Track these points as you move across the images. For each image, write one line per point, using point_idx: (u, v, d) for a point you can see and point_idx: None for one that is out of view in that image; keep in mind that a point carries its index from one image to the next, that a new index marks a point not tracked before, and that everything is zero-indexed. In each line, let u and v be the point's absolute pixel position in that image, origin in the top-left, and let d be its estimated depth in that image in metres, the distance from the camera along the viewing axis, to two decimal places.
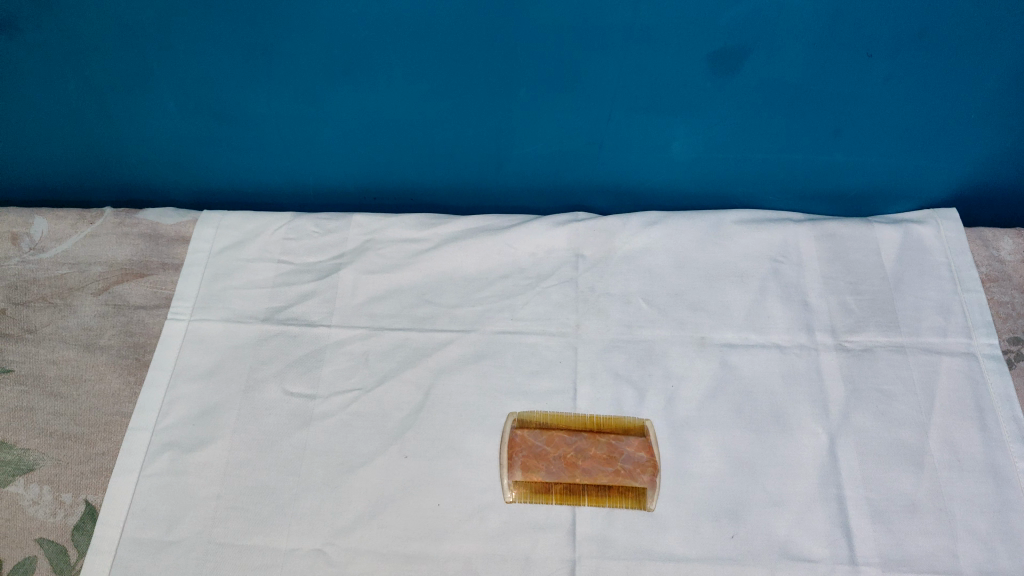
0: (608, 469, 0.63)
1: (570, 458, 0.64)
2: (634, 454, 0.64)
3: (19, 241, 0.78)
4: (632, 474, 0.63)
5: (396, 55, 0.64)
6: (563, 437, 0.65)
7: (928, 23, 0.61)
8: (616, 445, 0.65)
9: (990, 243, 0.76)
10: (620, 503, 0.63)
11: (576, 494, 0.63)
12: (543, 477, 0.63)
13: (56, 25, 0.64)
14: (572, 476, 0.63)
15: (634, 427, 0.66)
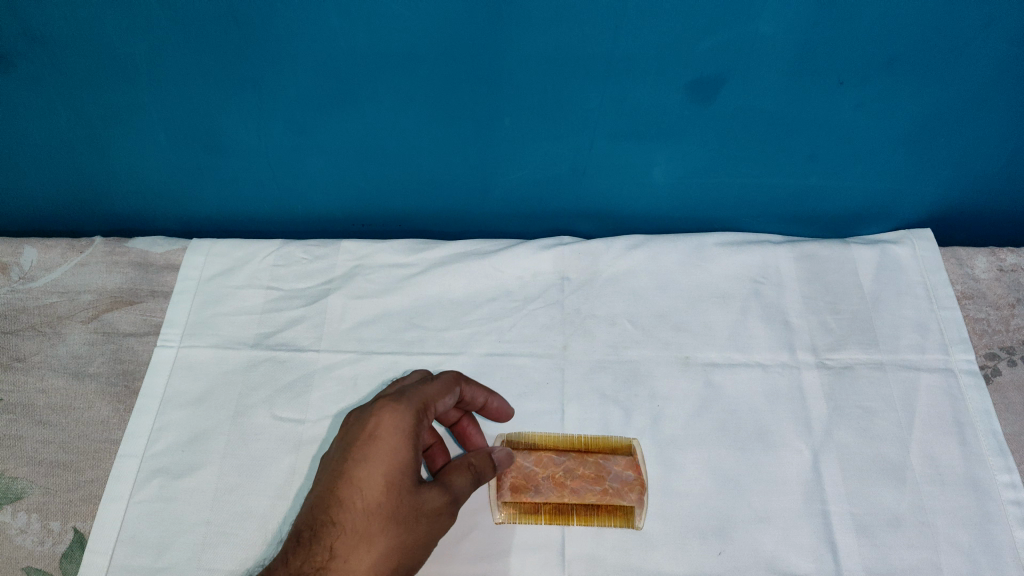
0: (595, 488, 0.65)
1: (559, 478, 0.66)
2: (621, 473, 0.65)
3: (8, 270, 0.78)
4: (619, 493, 0.64)
5: (384, 86, 0.66)
6: (551, 456, 0.67)
7: (894, 53, 0.63)
8: (603, 463, 0.66)
9: (964, 262, 0.78)
10: (609, 522, 0.63)
11: (565, 514, 0.64)
12: (533, 497, 0.65)
13: (50, 58, 0.65)
14: (560, 495, 0.65)
15: (621, 447, 0.67)
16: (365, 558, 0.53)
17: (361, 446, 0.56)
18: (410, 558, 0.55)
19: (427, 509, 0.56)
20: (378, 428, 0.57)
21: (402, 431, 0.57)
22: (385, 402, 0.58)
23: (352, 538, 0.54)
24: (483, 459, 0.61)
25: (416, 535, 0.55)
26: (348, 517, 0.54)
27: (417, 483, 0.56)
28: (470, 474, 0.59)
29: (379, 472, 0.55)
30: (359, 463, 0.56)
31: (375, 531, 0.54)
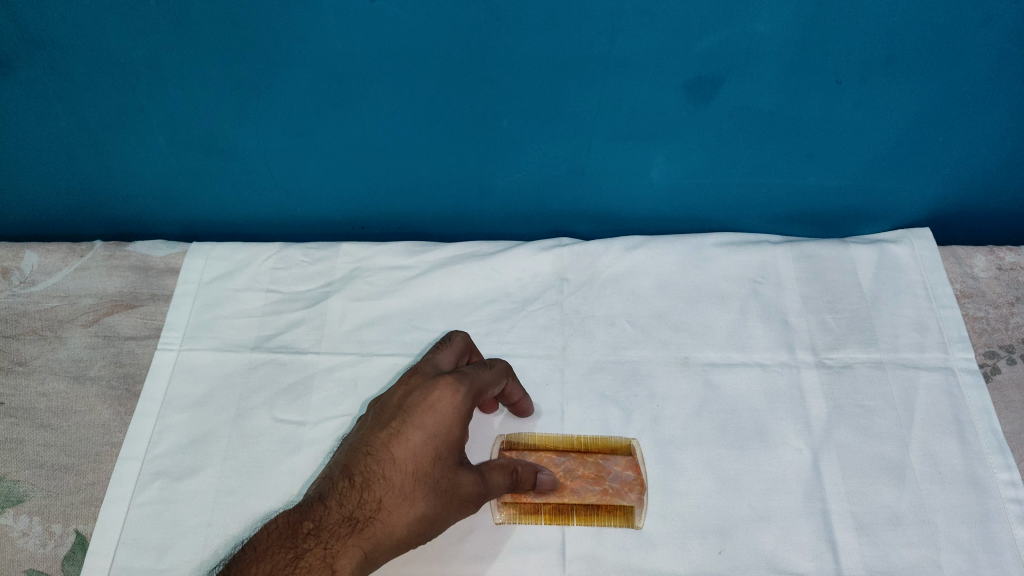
0: (595, 488, 0.65)
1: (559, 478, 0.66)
2: (621, 472, 0.66)
3: (9, 274, 0.78)
4: (619, 493, 0.65)
5: (383, 87, 0.67)
6: (551, 456, 0.67)
7: (892, 51, 0.64)
8: (603, 463, 0.67)
9: (963, 261, 0.79)
10: (610, 522, 0.63)
11: (565, 514, 0.64)
12: (534, 498, 0.64)
13: (50, 62, 0.66)
14: (560, 496, 0.65)
15: (620, 447, 0.67)
16: (407, 517, 0.56)
17: (418, 413, 0.58)
18: (443, 526, 0.58)
19: (467, 490, 0.58)
20: (436, 402, 0.58)
21: (457, 411, 0.58)
22: (446, 378, 0.59)
23: (397, 495, 0.56)
24: (528, 480, 0.62)
25: (454, 510, 0.57)
26: (396, 475, 0.56)
27: (461, 462, 0.58)
28: (510, 477, 0.60)
29: (431, 443, 0.57)
30: (413, 428, 0.58)
31: (420, 497, 0.56)
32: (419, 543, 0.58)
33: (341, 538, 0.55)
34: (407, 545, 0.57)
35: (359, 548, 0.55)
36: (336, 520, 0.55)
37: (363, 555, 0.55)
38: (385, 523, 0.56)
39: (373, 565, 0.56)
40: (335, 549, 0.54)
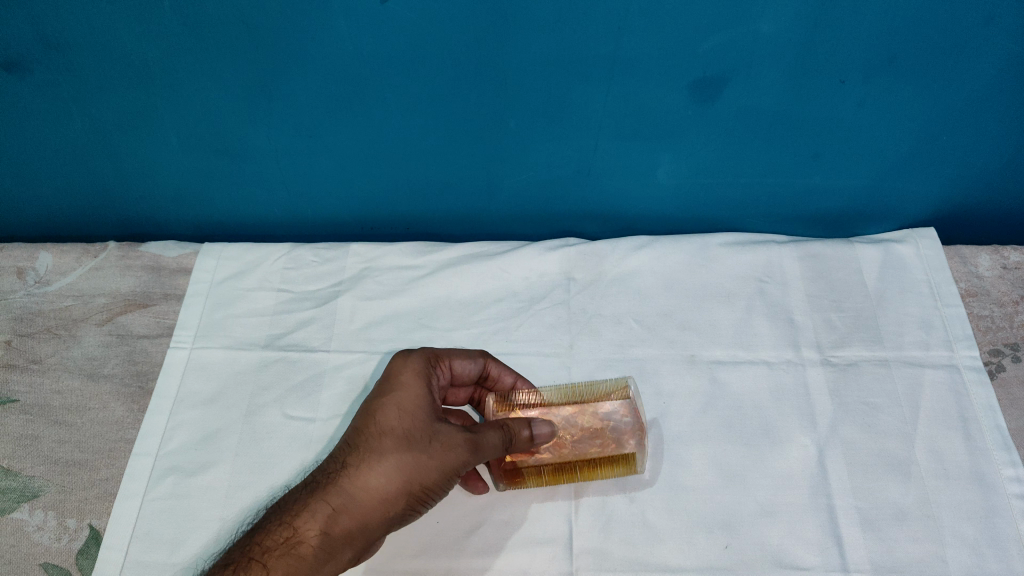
0: (596, 441, 0.60)
1: (559, 436, 0.61)
2: (621, 419, 0.61)
3: (25, 274, 0.80)
4: (621, 443, 0.60)
5: (391, 88, 0.68)
6: (548, 414, 0.61)
7: (896, 51, 0.64)
8: (603, 413, 0.61)
9: (968, 260, 0.79)
10: (612, 474, 0.64)
11: (568, 470, 0.63)
12: (536, 460, 0.61)
13: (65, 65, 0.67)
14: (561, 455, 0.61)
15: (617, 391, 0.63)
16: (375, 468, 0.56)
17: (380, 385, 0.61)
18: (423, 479, 0.56)
19: (440, 437, 0.57)
20: (393, 370, 0.61)
21: (416, 373, 0.61)
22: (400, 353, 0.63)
23: (363, 453, 0.57)
24: (522, 440, 0.59)
25: (428, 459, 0.56)
26: (361, 437, 0.57)
27: (431, 416, 0.58)
28: (502, 434, 0.58)
29: (393, 402, 0.59)
30: (376, 396, 0.60)
31: (385, 450, 0.56)
32: (400, 501, 0.56)
33: (306, 498, 0.56)
34: (384, 504, 0.56)
35: (325, 505, 0.55)
36: (304, 485, 0.57)
37: (330, 512, 0.55)
38: (351, 479, 0.56)
39: (347, 525, 0.55)
40: (301, 506, 0.55)
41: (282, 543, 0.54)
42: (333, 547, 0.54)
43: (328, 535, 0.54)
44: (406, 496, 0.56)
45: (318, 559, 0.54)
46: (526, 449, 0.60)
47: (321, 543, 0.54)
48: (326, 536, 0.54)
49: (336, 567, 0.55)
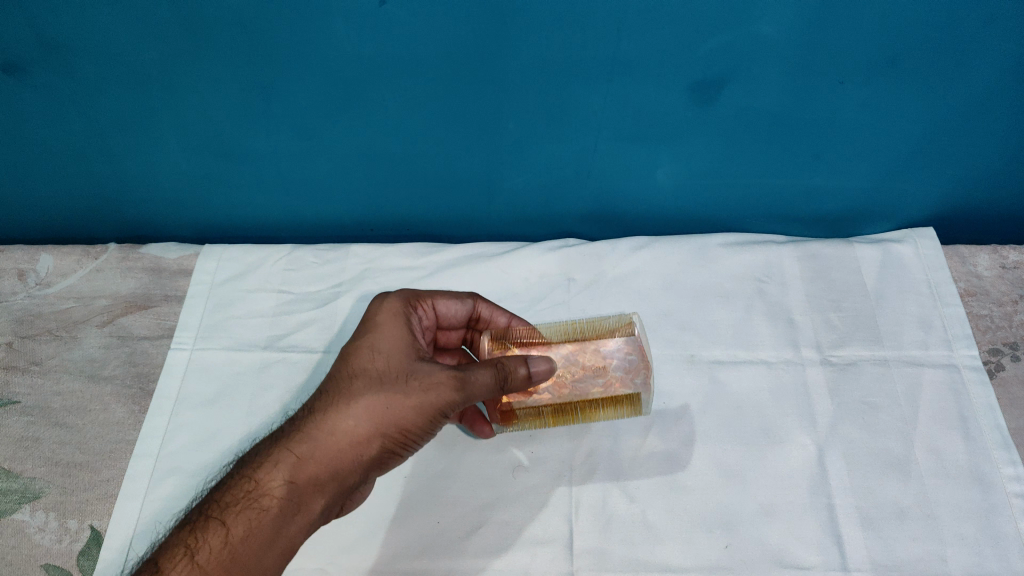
0: (599, 380, 0.57)
1: (558, 376, 0.58)
2: (625, 358, 0.57)
3: (26, 277, 0.80)
4: (625, 382, 0.57)
5: (391, 90, 0.68)
6: (546, 353, 0.58)
7: (895, 51, 0.64)
8: (605, 350, 0.58)
9: (966, 259, 0.79)
10: (616, 413, 0.62)
11: (569, 411, 0.61)
12: (535, 401, 0.59)
13: (67, 67, 0.67)
14: (561, 396, 0.58)
15: (621, 328, 0.60)
16: (344, 413, 0.56)
17: (356, 332, 0.61)
18: (396, 419, 0.56)
19: (412, 376, 0.57)
20: (369, 317, 0.62)
21: (391, 317, 0.61)
22: (377, 299, 0.63)
23: (331, 400, 0.57)
24: (519, 379, 0.54)
25: (400, 398, 0.56)
26: (331, 384, 0.58)
27: (403, 359, 0.58)
28: (495, 372, 0.54)
29: (366, 347, 0.59)
30: (351, 343, 0.60)
31: (353, 394, 0.56)
32: (373, 445, 0.56)
33: (273, 448, 0.56)
34: (355, 448, 0.56)
35: (289, 454, 0.55)
36: (272, 437, 0.57)
37: (295, 461, 0.55)
38: (318, 427, 0.56)
39: (314, 473, 0.55)
40: (265, 457, 0.55)
41: (243, 496, 0.54)
42: (299, 496, 0.54)
43: (295, 484, 0.54)
44: (379, 439, 0.56)
45: (284, 509, 0.54)
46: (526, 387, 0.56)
47: (286, 493, 0.54)
48: (292, 485, 0.54)
49: (308, 517, 0.55)
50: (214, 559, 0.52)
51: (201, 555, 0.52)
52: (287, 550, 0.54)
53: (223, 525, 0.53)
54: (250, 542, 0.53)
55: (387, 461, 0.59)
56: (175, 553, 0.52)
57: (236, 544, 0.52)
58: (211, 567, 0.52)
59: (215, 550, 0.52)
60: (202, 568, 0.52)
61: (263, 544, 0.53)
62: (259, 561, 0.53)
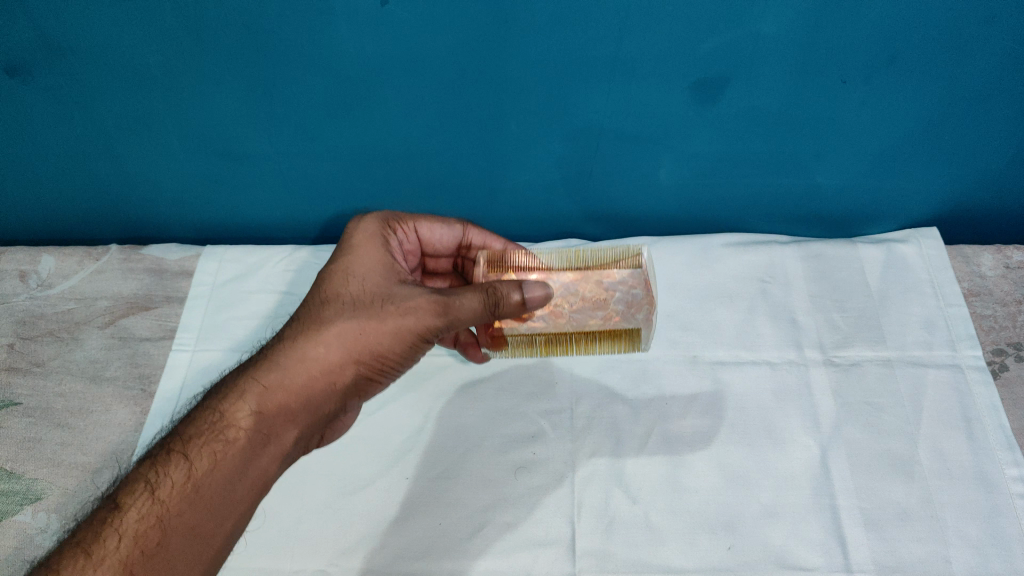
0: (598, 314, 0.56)
1: (557, 305, 0.56)
2: (627, 292, 0.56)
3: (27, 278, 0.80)
4: (625, 316, 0.56)
5: (392, 90, 0.68)
6: (546, 278, 0.57)
7: (897, 50, 0.64)
8: (607, 283, 0.56)
9: (970, 259, 0.79)
10: (613, 349, 0.62)
11: (564, 342, 0.60)
12: (528, 328, 0.58)
13: (67, 69, 0.67)
14: (557, 326, 0.57)
15: (628, 260, 0.57)
16: (316, 339, 0.55)
17: (331, 258, 0.60)
18: (371, 346, 0.55)
19: (386, 302, 0.56)
20: (346, 242, 0.61)
21: (369, 242, 0.60)
22: (355, 224, 0.62)
23: (303, 327, 0.55)
24: (511, 306, 0.54)
25: (375, 324, 0.55)
26: (305, 310, 0.57)
27: (377, 287, 0.57)
28: (485, 297, 0.54)
29: (342, 271, 0.58)
30: (326, 268, 0.59)
31: (323, 322, 0.55)
32: (346, 372, 0.55)
33: (239, 380, 0.54)
34: (327, 376, 0.55)
35: (256, 383, 0.54)
36: (238, 369, 0.55)
37: (263, 390, 0.53)
38: (287, 356, 0.54)
39: (282, 402, 0.53)
40: (232, 388, 0.54)
41: (208, 428, 0.52)
42: (268, 426, 0.53)
43: (263, 415, 0.53)
44: (352, 367, 0.55)
45: (253, 440, 0.52)
46: (518, 314, 0.55)
47: (254, 423, 0.52)
48: (258, 415, 0.53)
49: (280, 449, 0.53)
50: (176, 493, 0.49)
51: (163, 490, 0.49)
52: (256, 483, 0.52)
53: (186, 459, 0.51)
54: (215, 476, 0.50)
55: (362, 390, 0.58)
56: (135, 488, 0.50)
57: (201, 478, 0.50)
58: (174, 503, 0.49)
59: (178, 485, 0.50)
60: (164, 504, 0.49)
61: (229, 476, 0.51)
62: (228, 496, 0.51)
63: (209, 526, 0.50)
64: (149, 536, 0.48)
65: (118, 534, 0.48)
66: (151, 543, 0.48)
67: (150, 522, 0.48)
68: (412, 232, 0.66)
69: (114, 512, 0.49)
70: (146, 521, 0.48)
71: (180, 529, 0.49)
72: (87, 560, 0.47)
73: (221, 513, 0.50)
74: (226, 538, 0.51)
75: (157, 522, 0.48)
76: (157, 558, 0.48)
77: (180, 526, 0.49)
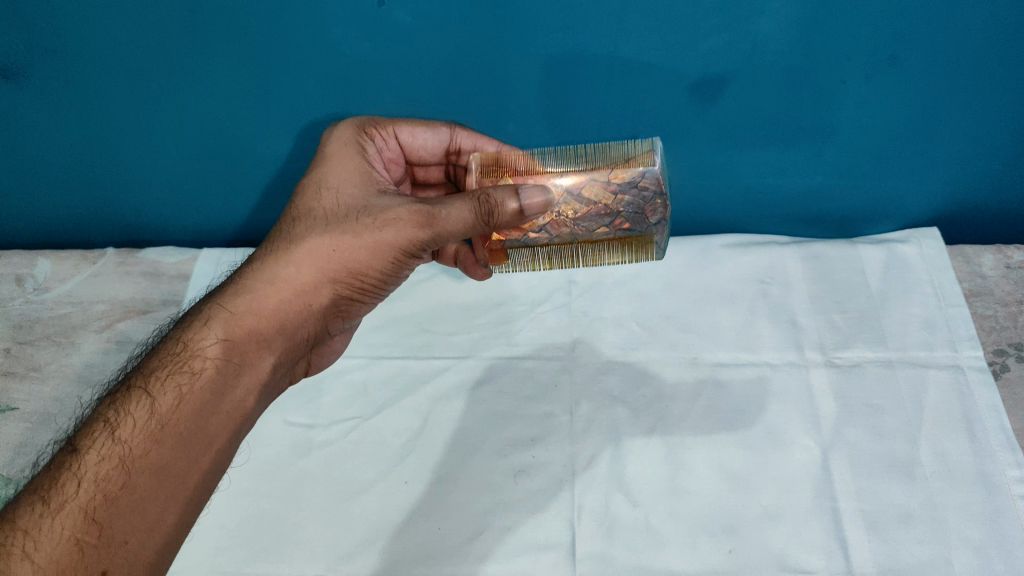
0: (606, 221, 0.55)
1: (561, 212, 0.55)
2: (637, 194, 0.55)
3: (24, 282, 0.80)
4: (634, 223, 0.55)
5: (389, 92, 0.67)
6: (548, 184, 0.55)
7: (897, 49, 0.63)
8: (615, 185, 0.55)
9: (970, 259, 0.79)
10: (621, 261, 0.60)
11: (570, 254, 0.59)
12: (530, 240, 0.57)
13: (62, 71, 0.67)
14: (563, 237, 0.57)
15: (636, 159, 0.55)
16: (287, 262, 0.54)
17: (306, 176, 0.59)
18: (346, 262, 0.54)
19: (360, 215, 0.54)
20: (321, 159, 0.59)
21: (344, 157, 0.59)
22: (331, 139, 0.60)
23: (274, 252, 0.55)
24: (508, 215, 0.52)
25: (349, 238, 0.54)
26: (277, 233, 0.56)
27: (350, 200, 0.56)
28: (478, 204, 0.51)
29: (317, 187, 0.57)
30: (300, 187, 0.58)
31: (293, 242, 0.54)
32: (321, 294, 0.55)
33: (205, 312, 0.54)
34: (301, 297, 0.54)
35: (224, 311, 0.53)
36: (204, 302, 0.55)
37: (231, 318, 0.53)
38: (256, 284, 0.54)
39: (252, 326, 0.53)
40: (200, 318, 0.53)
41: (175, 360, 0.51)
42: (238, 353, 0.52)
43: (231, 342, 0.52)
44: (327, 286, 0.55)
45: (224, 368, 0.52)
46: (516, 223, 0.53)
47: (222, 351, 0.52)
48: (227, 343, 0.52)
49: (257, 375, 0.53)
50: (141, 432, 0.48)
51: (124, 431, 0.49)
52: (232, 416, 0.51)
53: (148, 395, 0.50)
54: (181, 409, 0.49)
55: (342, 309, 0.58)
56: (94, 430, 0.49)
57: (164, 413, 0.49)
58: (137, 442, 0.48)
59: (141, 422, 0.49)
60: (126, 444, 0.48)
61: (199, 409, 0.50)
62: (199, 430, 0.50)
63: (182, 462, 0.49)
64: (112, 478, 0.47)
65: (76, 480, 0.47)
66: (114, 486, 0.47)
67: (112, 464, 0.47)
68: (392, 138, 0.64)
69: (73, 456, 0.48)
70: (108, 464, 0.47)
71: (146, 468, 0.47)
72: (46, 507, 0.46)
73: (194, 450, 0.49)
74: (204, 474, 0.50)
75: (121, 464, 0.47)
76: (121, 501, 0.46)
77: (146, 464, 0.48)
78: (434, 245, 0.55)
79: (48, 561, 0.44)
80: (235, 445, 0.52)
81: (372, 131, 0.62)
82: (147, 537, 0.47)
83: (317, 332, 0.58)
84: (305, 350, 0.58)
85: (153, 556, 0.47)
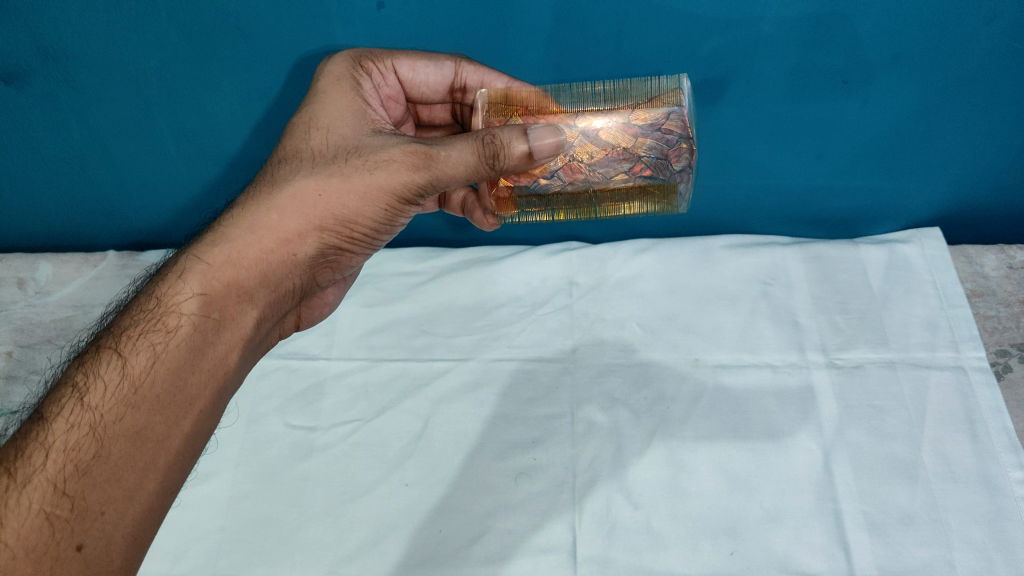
0: (626, 167, 0.52)
1: (576, 156, 0.52)
2: (660, 136, 0.51)
3: (26, 285, 0.81)
4: (657, 168, 0.52)
5: None
6: (562, 123, 0.52)
7: (899, 49, 0.63)
8: (637, 126, 0.52)
9: (974, 259, 0.79)
10: (642, 212, 0.57)
11: (585, 206, 0.56)
12: (540, 187, 0.54)
13: (63, 74, 0.67)
14: (578, 185, 0.54)
15: (659, 100, 0.52)
16: (272, 209, 0.53)
17: (297, 117, 0.57)
18: (333, 208, 0.53)
19: (349, 156, 0.53)
20: (315, 98, 0.58)
21: (340, 97, 0.57)
22: (326, 78, 0.59)
23: (256, 200, 0.53)
24: (516, 157, 0.50)
25: (336, 181, 0.53)
26: (263, 179, 0.55)
27: (341, 140, 0.55)
28: (478, 148, 0.50)
29: (311, 129, 0.56)
30: (291, 129, 0.57)
31: (276, 188, 0.53)
32: (306, 242, 0.54)
33: (180, 265, 0.52)
34: (286, 247, 0.53)
35: (201, 263, 0.52)
36: (179, 257, 0.54)
37: (208, 271, 0.52)
38: (236, 235, 0.53)
39: (231, 279, 0.52)
40: (176, 272, 0.52)
41: (149, 318, 0.50)
42: (217, 308, 0.51)
43: (209, 297, 0.51)
44: (313, 235, 0.54)
45: (202, 322, 0.50)
46: (526, 168, 0.51)
47: (199, 307, 0.51)
48: (205, 297, 0.51)
49: (237, 330, 0.52)
50: (113, 397, 0.47)
51: (94, 396, 0.47)
52: (212, 374, 0.50)
53: (120, 357, 0.48)
54: (156, 369, 0.48)
55: (329, 258, 0.57)
56: (63, 397, 0.47)
57: (138, 375, 0.48)
58: (110, 407, 0.47)
59: (112, 386, 0.47)
60: (97, 410, 0.46)
61: (176, 368, 0.49)
62: (177, 391, 0.48)
63: (159, 426, 0.47)
64: (83, 448, 0.45)
65: (45, 450, 0.45)
66: (86, 455, 0.45)
67: (83, 431, 0.46)
68: (391, 72, 0.61)
69: (41, 425, 0.46)
70: (77, 431, 0.46)
71: (120, 434, 0.46)
72: (12, 480, 0.44)
73: (172, 412, 0.48)
74: (187, 437, 0.48)
75: (92, 431, 0.46)
76: (94, 471, 0.45)
77: (120, 430, 0.46)
78: (430, 191, 0.54)
79: (17, 538, 0.42)
80: (218, 405, 0.51)
81: (370, 65, 0.60)
82: (126, 506, 0.45)
83: (303, 283, 0.57)
84: (290, 303, 0.57)
85: (134, 525, 0.45)
